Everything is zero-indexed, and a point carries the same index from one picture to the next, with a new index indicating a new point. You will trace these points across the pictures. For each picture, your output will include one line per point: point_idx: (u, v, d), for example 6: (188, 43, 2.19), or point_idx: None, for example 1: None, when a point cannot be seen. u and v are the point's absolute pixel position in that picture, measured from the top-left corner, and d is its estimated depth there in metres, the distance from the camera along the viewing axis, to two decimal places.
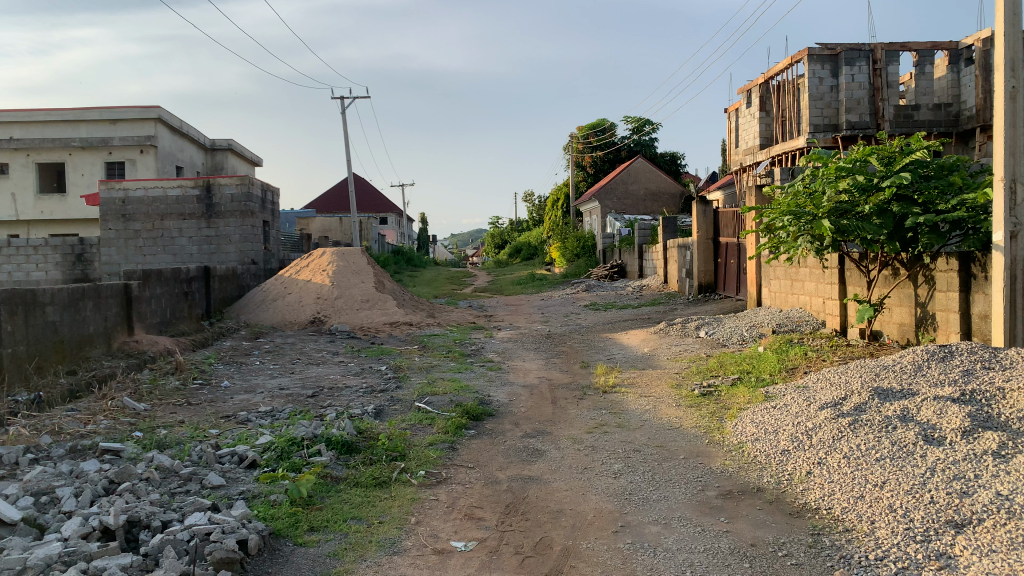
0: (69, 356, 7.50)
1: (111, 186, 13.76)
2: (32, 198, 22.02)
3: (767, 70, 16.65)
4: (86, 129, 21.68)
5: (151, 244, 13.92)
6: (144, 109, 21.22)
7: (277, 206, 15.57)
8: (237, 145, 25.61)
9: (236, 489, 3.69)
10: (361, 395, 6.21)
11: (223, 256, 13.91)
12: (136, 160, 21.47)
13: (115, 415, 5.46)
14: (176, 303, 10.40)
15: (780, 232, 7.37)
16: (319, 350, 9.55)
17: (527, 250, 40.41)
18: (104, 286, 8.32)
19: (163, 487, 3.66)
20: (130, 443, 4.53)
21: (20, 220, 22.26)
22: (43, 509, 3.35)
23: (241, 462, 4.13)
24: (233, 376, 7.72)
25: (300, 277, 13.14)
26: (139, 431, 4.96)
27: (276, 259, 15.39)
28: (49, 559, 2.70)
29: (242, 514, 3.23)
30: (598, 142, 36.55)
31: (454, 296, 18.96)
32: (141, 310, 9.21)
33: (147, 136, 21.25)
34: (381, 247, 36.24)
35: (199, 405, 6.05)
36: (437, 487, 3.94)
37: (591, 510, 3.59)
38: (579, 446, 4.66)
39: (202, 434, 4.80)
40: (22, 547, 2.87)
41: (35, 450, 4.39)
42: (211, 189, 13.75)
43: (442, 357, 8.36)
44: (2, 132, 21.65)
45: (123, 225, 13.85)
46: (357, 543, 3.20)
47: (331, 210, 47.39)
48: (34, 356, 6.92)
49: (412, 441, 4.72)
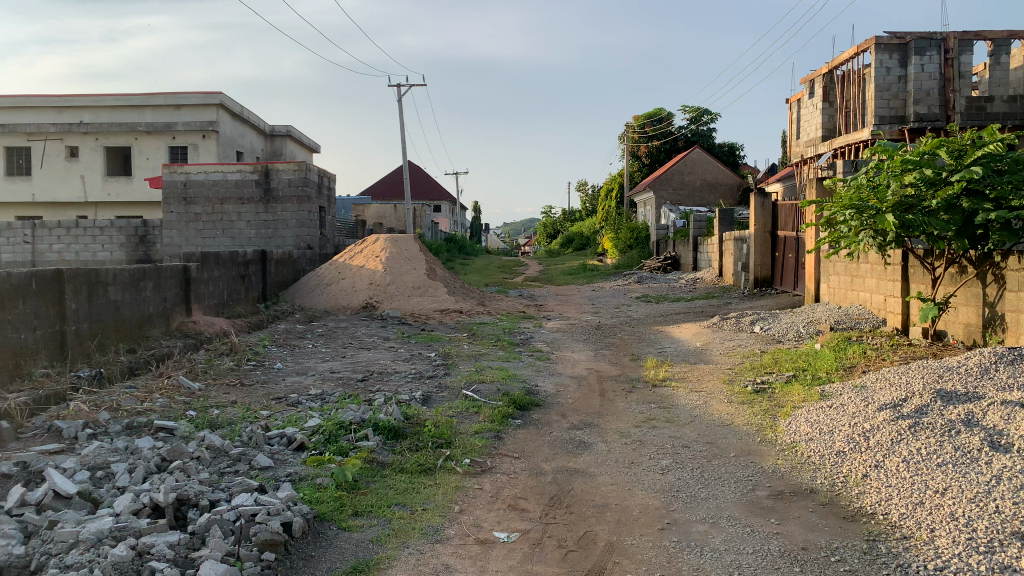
0: (130, 334, 7.71)
1: (174, 169, 14.09)
2: (100, 180, 22.70)
3: (833, 59, 16.17)
4: (152, 114, 22.28)
5: (211, 227, 14.21)
6: (208, 95, 21.82)
7: (333, 192, 15.77)
8: (296, 131, 26.03)
9: (283, 470, 3.73)
10: (410, 381, 6.24)
11: (280, 240, 14.14)
12: (199, 144, 22.00)
13: (171, 393, 5.59)
14: (234, 286, 10.61)
15: (841, 226, 7.14)
16: (370, 335, 9.65)
17: (578, 239, 40.25)
18: (164, 266, 8.51)
19: (213, 466, 3.72)
20: (184, 422, 4.62)
21: (89, 202, 22.94)
22: (99, 484, 3.43)
23: (290, 444, 4.18)
24: (286, 358, 7.85)
25: (353, 263, 13.28)
26: (193, 410, 5.06)
27: (330, 244, 15.61)
28: (100, 534, 2.75)
29: (288, 496, 3.26)
30: (654, 131, 36.12)
31: (504, 284, 18.92)
32: (199, 291, 9.42)
33: (209, 121, 21.80)
34: (433, 234, 36.48)
35: (252, 386, 6.16)
36: (482, 476, 3.92)
37: (637, 506, 3.53)
38: (627, 439, 4.59)
39: (254, 415, 4.87)
40: (76, 520, 2.95)
41: (94, 426, 4.52)
42: (270, 174, 13.97)
43: (491, 345, 8.36)
44: (73, 116, 22.42)
45: (185, 209, 14.17)
46: (400, 530, 3.20)
47: (387, 197, 47.92)
48: (97, 334, 7.13)
49: (458, 429, 4.71)
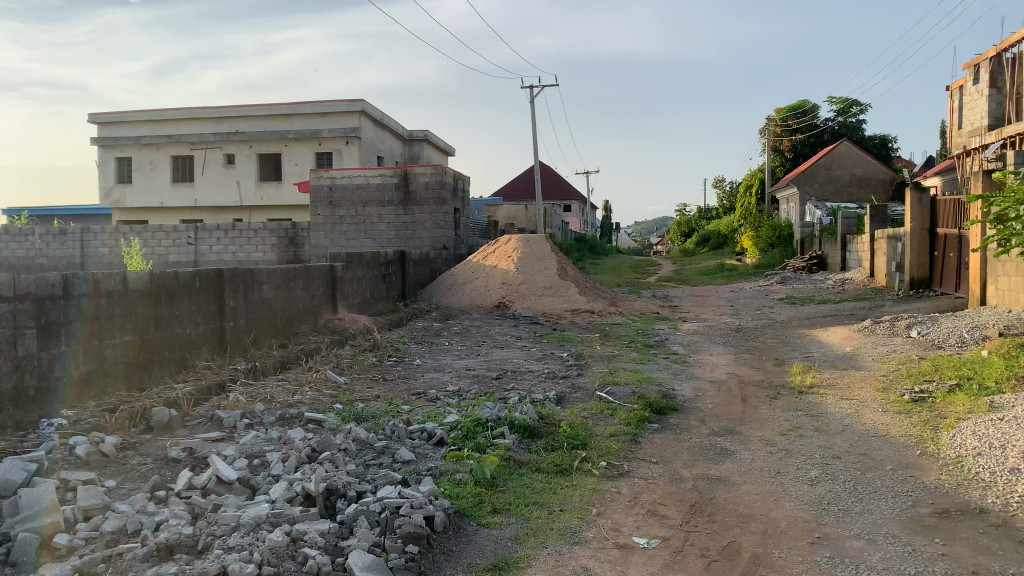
0: (282, 330, 8.18)
1: (321, 174, 14.83)
2: (254, 186, 24.23)
3: (1001, 42, 14.89)
4: (300, 123, 23.56)
5: (354, 228, 14.84)
6: (351, 103, 22.87)
7: (468, 194, 16.10)
8: (432, 135, 26.82)
9: (424, 465, 3.82)
10: (544, 381, 6.26)
11: (418, 241, 14.58)
12: (342, 150, 23.09)
13: (319, 386, 5.87)
14: (375, 285, 11.04)
15: (1014, 223, 6.53)
16: (504, 334, 9.76)
17: (715, 239, 39.16)
18: (312, 266, 8.96)
19: (359, 458, 3.86)
20: (331, 414, 4.84)
21: (244, 206, 24.52)
22: (256, 471, 3.64)
23: (430, 439, 4.27)
24: (424, 355, 8.08)
25: (487, 262, 13.49)
26: (339, 403, 5.29)
27: (464, 245, 15.95)
28: (259, 519, 2.91)
29: (430, 491, 3.32)
30: (798, 125, 34.60)
31: (639, 285, 18.67)
32: (344, 290, 9.86)
33: (352, 128, 22.83)
34: (565, 234, 36.55)
35: (393, 381, 6.37)
36: (619, 480, 3.86)
37: (784, 518, 3.36)
38: (771, 448, 4.39)
39: (395, 409, 5.02)
40: (237, 505, 3.14)
41: (250, 416, 4.81)
42: (409, 177, 14.44)
43: (626, 347, 8.26)
44: (230, 126, 24.05)
45: (330, 211, 14.89)
46: (538, 530, 3.20)
47: (519, 197, 48.49)
48: (253, 329, 7.61)
49: (594, 431, 4.67)
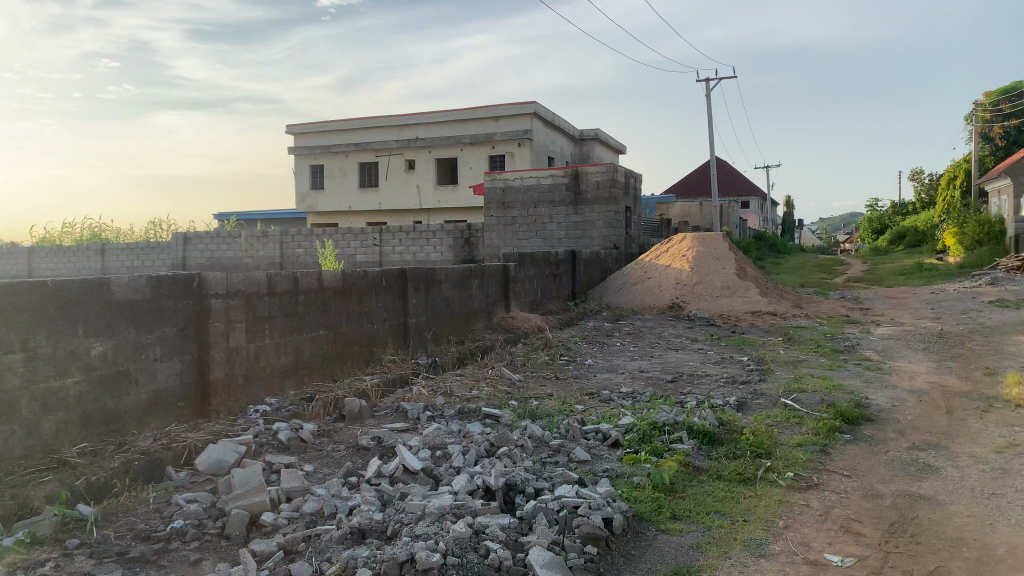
0: (459, 328, 8.47)
1: (494, 176, 15.21)
2: (432, 189, 25.26)
3: None
4: (475, 127, 24.31)
5: (526, 229, 15.09)
6: (523, 105, 23.28)
7: (640, 192, 15.91)
8: (603, 134, 26.79)
9: (601, 466, 3.80)
10: (723, 385, 6.03)
11: (589, 240, 14.61)
12: (515, 152, 23.56)
13: (495, 382, 6.01)
14: (547, 284, 11.16)
15: None
16: (678, 336, 9.54)
17: (912, 236, 36.16)
18: (487, 266, 9.21)
19: (536, 455, 3.90)
20: (508, 410, 4.93)
21: (422, 208, 25.63)
22: (438, 462, 3.78)
23: (606, 440, 4.24)
24: (597, 355, 8.06)
25: (660, 262, 13.26)
26: (515, 400, 5.38)
27: (636, 244, 15.77)
28: (443, 509, 3.01)
29: (608, 492, 3.29)
30: (1012, 109, 31.17)
31: (824, 285, 17.60)
32: (517, 289, 10.05)
33: (524, 130, 23.23)
34: (742, 232, 35.21)
35: (566, 380, 6.40)
36: (807, 492, 3.64)
37: (1001, 544, 3.02)
38: (984, 467, 3.97)
39: (570, 409, 5.03)
40: (422, 494, 3.26)
41: (431, 408, 5.00)
42: (580, 176, 14.49)
43: (811, 351, 7.80)
44: (411, 133, 25.25)
45: (503, 212, 15.23)
46: (721, 539, 3.08)
47: (693, 195, 47.32)
48: (432, 326, 7.94)
49: (779, 439, 4.43)
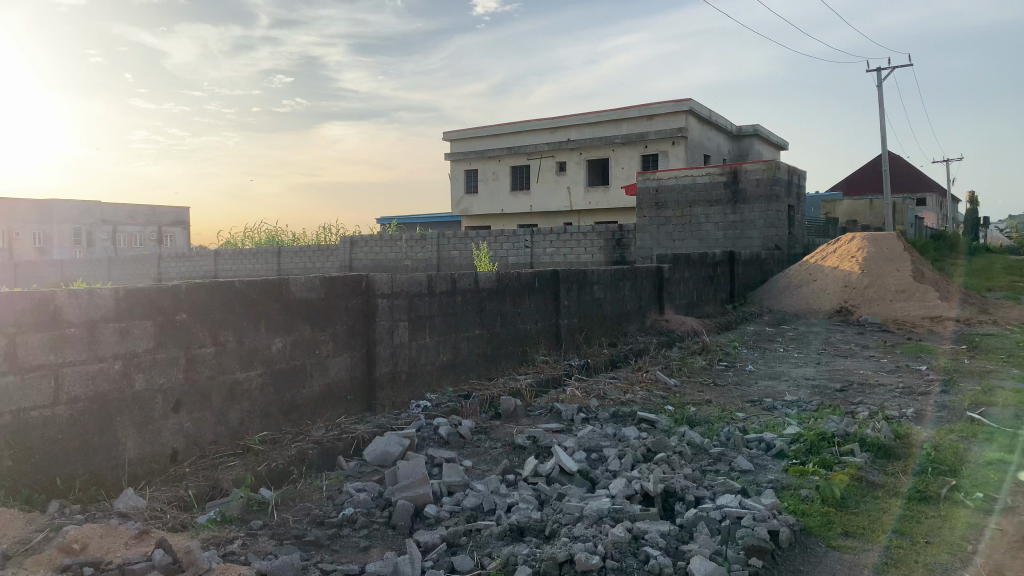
0: (611, 330, 8.42)
1: (648, 177, 15.03)
2: (583, 191, 25.24)
3: None
4: (628, 127, 24.09)
5: (681, 230, 14.75)
6: (678, 103, 22.83)
7: (803, 190, 15.17)
8: (763, 129, 25.79)
9: (764, 476, 3.65)
10: (899, 396, 5.62)
11: (747, 241, 14.12)
12: (669, 151, 23.13)
13: (650, 387, 5.91)
14: (703, 287, 10.87)
15: None
16: (847, 342, 8.99)
17: None
18: (641, 267, 9.08)
19: (694, 462, 3.81)
20: (664, 415, 4.84)
21: (573, 210, 25.62)
22: (595, 465, 3.77)
23: (769, 449, 4.07)
24: (757, 361, 7.75)
25: (826, 263, 12.57)
26: (671, 405, 5.27)
27: (799, 245, 15.04)
28: (601, 512, 3.00)
29: (773, 504, 3.16)
30: None
31: (1016, 289, 16.00)
32: (671, 292, 9.86)
33: (679, 128, 22.76)
34: (918, 232, 32.71)
35: (725, 386, 6.19)
36: (1001, 515, 3.32)
37: None
38: None
39: (729, 416, 4.87)
40: (580, 496, 3.27)
41: (586, 411, 4.99)
42: (738, 174, 14.04)
43: (1003, 362, 7.11)
44: (563, 135, 25.41)
45: (657, 213, 14.99)
46: (901, 561, 2.87)
47: (862, 192, 44.54)
48: (584, 328, 7.95)
49: (966, 456, 4.07)
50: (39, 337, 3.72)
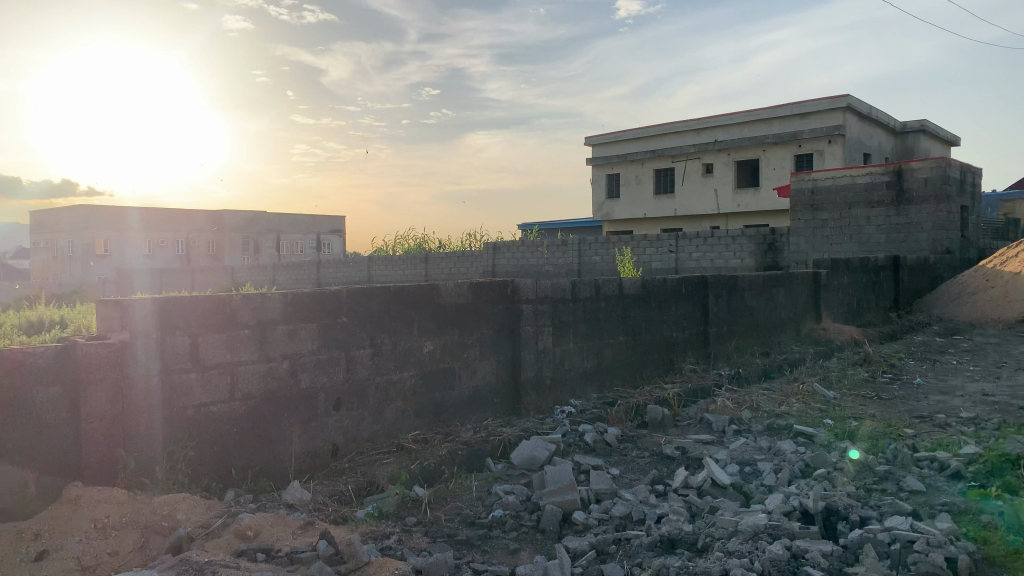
0: (763, 338, 8.12)
1: (802, 177, 14.38)
2: (731, 193, 24.45)
3: None
4: (779, 126, 23.17)
5: (838, 233, 13.96)
6: (835, 99, 21.73)
7: (978, 188, 14.02)
8: (932, 124, 24.09)
9: (938, 498, 3.37)
10: None
11: (914, 244, 13.28)
12: (824, 150, 22.02)
13: (807, 399, 5.63)
14: (863, 293, 10.25)
15: None
16: None
17: None
18: (796, 273, 8.70)
19: (858, 480, 3.58)
20: (823, 430, 4.59)
21: (721, 213, 24.86)
22: (748, 479, 3.64)
23: (944, 470, 3.76)
24: (927, 374, 7.21)
25: (1006, 267, 11.53)
26: (831, 419, 4.99)
27: (973, 248, 13.88)
28: (757, 528, 2.89)
29: (949, 529, 2.92)
30: None
31: None
32: (829, 299, 9.36)
33: (836, 125, 21.63)
34: None
35: (891, 401, 5.79)
36: None
37: None
38: None
39: (897, 432, 4.55)
40: (734, 510, 3.16)
41: (738, 422, 4.82)
42: (903, 173, 13.22)
43: None
44: (710, 136, 24.80)
45: (812, 215, 14.27)
46: None
47: None
48: (734, 335, 7.72)
49: None
50: (218, 338, 4.09)
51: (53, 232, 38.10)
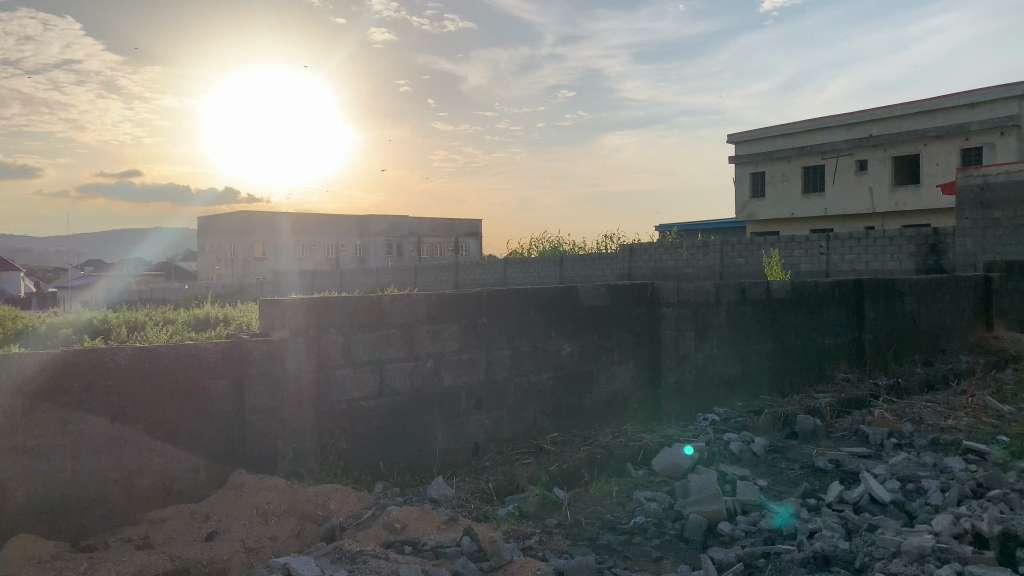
0: (925, 346, 7.58)
1: (969, 173, 12.80)
2: (888, 191, 23.01)
3: None
4: (942, 118, 21.62)
5: (1014, 233, 12.23)
6: (1009, 87, 20.10)
7: None
8: None
9: None
10: None
11: None
12: (997, 142, 20.44)
13: (977, 413, 5.19)
14: None
15: None
16: None
17: None
18: (963, 276, 8.07)
19: None
20: (998, 447, 4.22)
21: (876, 212, 23.45)
22: (911, 497, 3.40)
23: None
24: None
25: None
26: (1006, 435, 4.58)
27: None
28: (923, 550, 2.69)
29: None
30: None
31: None
32: (1001, 305, 8.61)
33: (1010, 116, 20.02)
34: None
35: None
36: None
37: None
38: None
39: None
40: (896, 530, 2.96)
41: (898, 435, 4.52)
42: None
43: None
44: (863, 131, 23.46)
45: (982, 214, 12.62)
46: None
47: None
48: (892, 343, 7.26)
49: None
50: (367, 336, 4.27)
51: (218, 237, 41.16)
